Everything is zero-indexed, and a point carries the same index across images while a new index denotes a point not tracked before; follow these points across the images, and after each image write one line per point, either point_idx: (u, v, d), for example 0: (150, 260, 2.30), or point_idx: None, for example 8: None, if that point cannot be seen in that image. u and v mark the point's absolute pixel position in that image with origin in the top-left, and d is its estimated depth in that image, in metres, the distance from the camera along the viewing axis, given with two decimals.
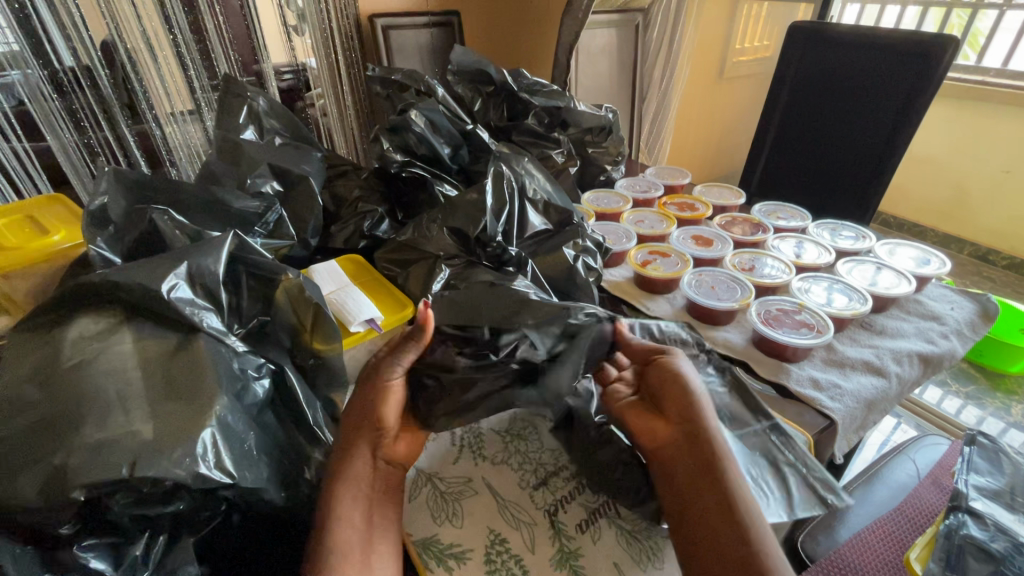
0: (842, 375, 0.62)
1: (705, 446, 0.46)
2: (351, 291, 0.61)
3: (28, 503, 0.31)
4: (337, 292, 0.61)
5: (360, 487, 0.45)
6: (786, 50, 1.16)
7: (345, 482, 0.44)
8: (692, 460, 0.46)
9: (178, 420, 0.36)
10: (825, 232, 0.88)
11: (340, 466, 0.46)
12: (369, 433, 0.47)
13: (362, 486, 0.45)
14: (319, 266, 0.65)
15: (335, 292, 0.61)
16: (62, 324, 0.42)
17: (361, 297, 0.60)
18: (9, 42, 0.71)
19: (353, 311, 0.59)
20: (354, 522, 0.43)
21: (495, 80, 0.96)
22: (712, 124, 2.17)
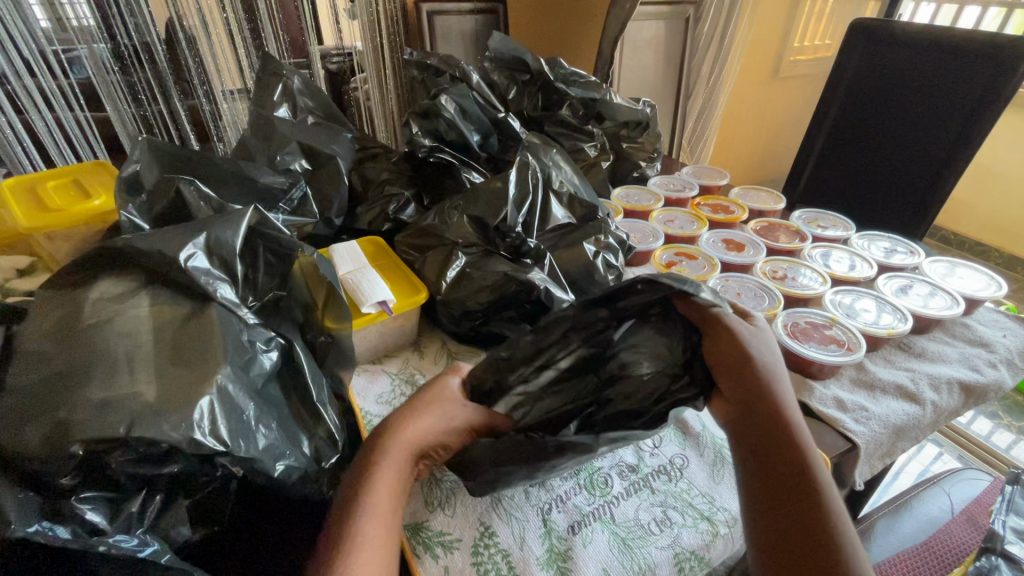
0: (870, 398, 0.58)
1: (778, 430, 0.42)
2: (367, 270, 0.61)
3: (33, 452, 0.32)
4: (353, 273, 0.61)
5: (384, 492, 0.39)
6: (843, 50, 1.09)
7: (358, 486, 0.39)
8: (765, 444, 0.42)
9: (180, 385, 0.37)
10: (869, 244, 0.83)
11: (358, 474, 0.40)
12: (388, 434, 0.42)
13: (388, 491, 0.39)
14: (338, 245, 0.65)
15: (349, 272, 0.61)
16: (86, 284, 0.44)
17: (376, 277, 0.60)
18: (84, 18, 0.75)
19: (365, 292, 0.59)
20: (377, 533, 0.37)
21: (532, 69, 0.95)
22: (762, 124, 2.08)
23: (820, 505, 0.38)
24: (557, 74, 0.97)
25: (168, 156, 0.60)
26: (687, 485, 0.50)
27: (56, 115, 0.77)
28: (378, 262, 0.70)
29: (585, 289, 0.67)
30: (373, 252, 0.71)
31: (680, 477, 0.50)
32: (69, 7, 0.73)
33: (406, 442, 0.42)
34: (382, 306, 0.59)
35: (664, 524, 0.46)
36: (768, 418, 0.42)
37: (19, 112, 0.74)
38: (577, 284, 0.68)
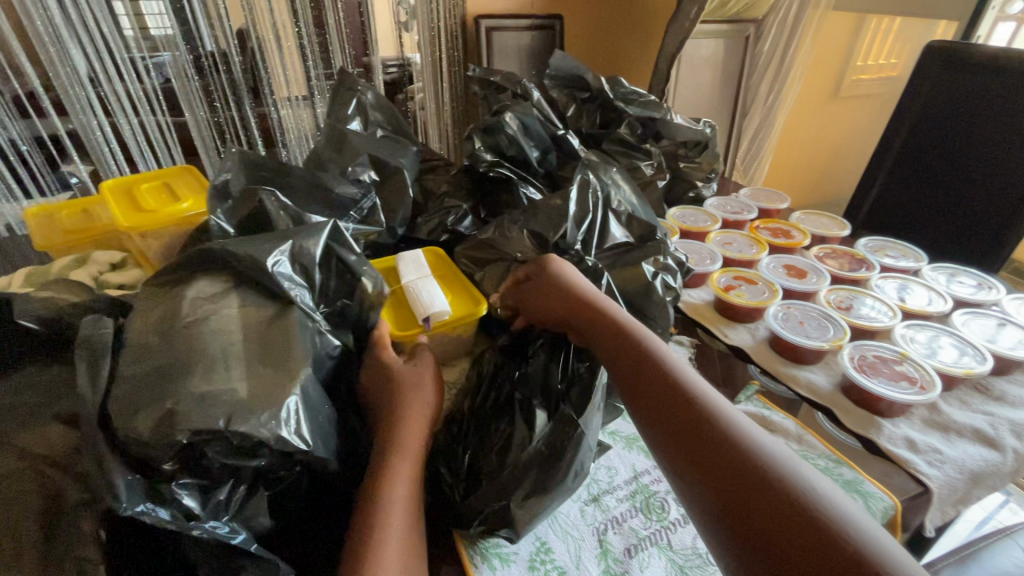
0: (944, 441, 0.56)
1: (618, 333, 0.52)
2: (429, 282, 0.62)
3: (141, 437, 0.35)
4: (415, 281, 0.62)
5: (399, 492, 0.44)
6: (917, 72, 1.04)
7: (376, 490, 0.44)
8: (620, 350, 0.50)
9: (268, 384, 0.39)
10: (942, 277, 0.79)
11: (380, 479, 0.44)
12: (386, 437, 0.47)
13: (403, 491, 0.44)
14: (410, 251, 0.68)
15: (413, 280, 0.62)
16: (184, 283, 0.47)
17: (435, 290, 0.60)
18: (166, 27, 0.80)
19: (418, 303, 0.59)
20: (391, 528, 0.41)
21: (592, 87, 0.97)
22: (821, 143, 2.01)
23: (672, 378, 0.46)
24: (617, 93, 0.98)
25: (253, 166, 0.64)
26: None
27: (140, 119, 0.84)
28: (446, 270, 0.69)
29: (641, 309, 0.67)
30: (444, 258, 0.71)
31: None
32: (153, 18, 0.79)
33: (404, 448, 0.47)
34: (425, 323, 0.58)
35: None
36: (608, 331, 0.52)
37: (109, 116, 0.82)
38: (633, 304, 0.68)
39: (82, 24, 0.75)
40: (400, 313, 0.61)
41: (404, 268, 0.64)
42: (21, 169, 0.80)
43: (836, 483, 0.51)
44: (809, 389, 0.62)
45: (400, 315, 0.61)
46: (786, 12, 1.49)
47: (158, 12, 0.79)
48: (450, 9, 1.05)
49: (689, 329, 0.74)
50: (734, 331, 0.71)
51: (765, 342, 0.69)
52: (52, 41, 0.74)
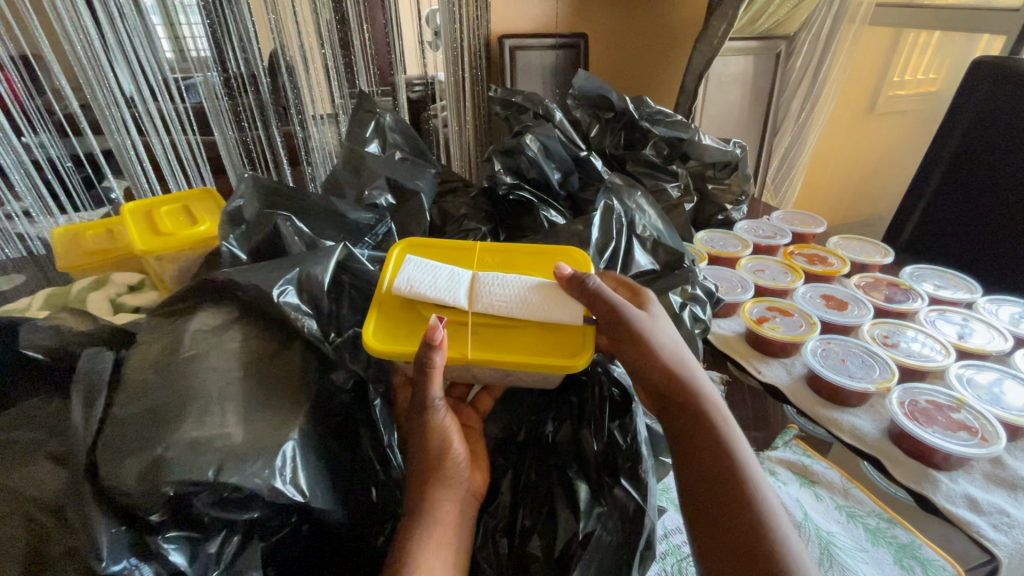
0: (1012, 500, 0.49)
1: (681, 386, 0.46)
2: (501, 275, 0.48)
3: (129, 486, 0.33)
4: (465, 282, 0.47)
5: (441, 530, 0.41)
6: (964, 89, 0.98)
7: (417, 529, 0.40)
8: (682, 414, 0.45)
9: (264, 428, 0.37)
10: (999, 311, 0.73)
11: (416, 517, 0.41)
12: (433, 467, 0.43)
13: (440, 537, 0.40)
14: (414, 261, 0.49)
15: (479, 287, 0.46)
16: (187, 316, 0.45)
17: (523, 280, 0.47)
18: (202, 49, 0.81)
19: (540, 302, 0.46)
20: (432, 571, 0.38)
21: (616, 107, 0.93)
22: (855, 161, 1.94)
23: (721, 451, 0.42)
24: (641, 112, 0.95)
25: (269, 190, 0.63)
26: None
27: (172, 138, 0.84)
28: (471, 263, 0.54)
29: None
30: (450, 255, 0.54)
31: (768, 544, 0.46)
32: (190, 40, 0.80)
33: (446, 480, 0.43)
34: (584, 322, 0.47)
35: None
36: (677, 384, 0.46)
37: (143, 134, 0.82)
38: None
39: (119, 48, 0.76)
40: (518, 335, 0.46)
41: (448, 283, 0.47)
42: (57, 185, 0.83)
43: (889, 547, 0.46)
44: (853, 436, 0.56)
45: (523, 335, 0.46)
46: (820, 28, 1.44)
47: (197, 34, 0.80)
48: (475, 29, 1.04)
49: (719, 363, 0.70)
50: (768, 366, 0.66)
51: (802, 379, 0.64)
52: (92, 65, 0.74)
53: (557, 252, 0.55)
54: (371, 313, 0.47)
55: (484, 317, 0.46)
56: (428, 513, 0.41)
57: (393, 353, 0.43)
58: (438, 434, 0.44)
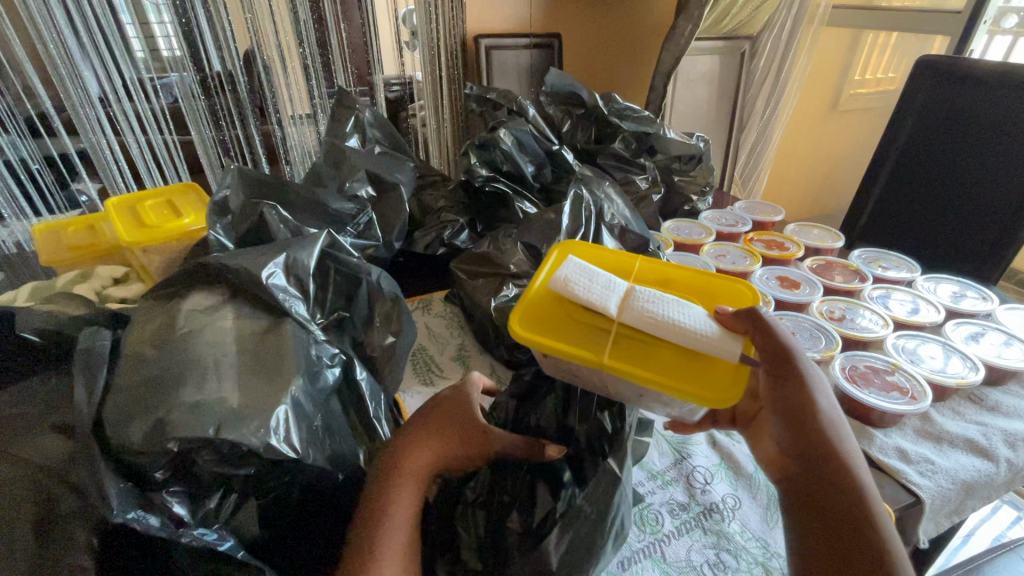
0: (937, 451, 0.56)
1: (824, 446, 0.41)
2: (660, 292, 0.44)
3: (135, 445, 0.36)
4: (626, 292, 0.45)
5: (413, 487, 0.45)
6: (908, 87, 1.05)
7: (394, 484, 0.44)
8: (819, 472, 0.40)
9: (259, 394, 0.41)
10: (935, 288, 0.79)
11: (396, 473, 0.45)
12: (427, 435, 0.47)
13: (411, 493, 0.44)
14: (573, 261, 0.47)
15: (635, 298, 0.44)
16: (179, 297, 0.48)
17: (686, 305, 0.44)
18: (173, 49, 0.82)
19: (698, 330, 0.41)
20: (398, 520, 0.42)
21: (586, 103, 0.98)
22: (818, 157, 2.03)
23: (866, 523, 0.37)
24: (611, 108, 1.00)
25: (254, 182, 0.66)
26: (741, 528, 0.49)
27: (148, 137, 0.85)
28: (631, 274, 0.52)
29: None
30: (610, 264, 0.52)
31: (732, 517, 0.50)
32: (162, 39, 0.81)
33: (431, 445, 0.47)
34: (745, 360, 0.42)
35: (716, 567, 0.46)
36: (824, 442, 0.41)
37: (118, 134, 0.83)
38: None
39: (94, 48, 0.77)
40: (661, 354, 0.42)
41: (603, 288, 0.44)
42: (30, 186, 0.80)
43: None
44: None
45: (669, 360, 0.41)
46: (781, 29, 1.52)
47: (167, 33, 0.81)
48: (450, 29, 1.07)
49: None
50: None
51: None
52: (64, 62, 0.75)
53: (729, 286, 0.51)
54: (521, 303, 0.47)
55: (631, 329, 0.43)
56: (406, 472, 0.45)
57: (532, 342, 0.43)
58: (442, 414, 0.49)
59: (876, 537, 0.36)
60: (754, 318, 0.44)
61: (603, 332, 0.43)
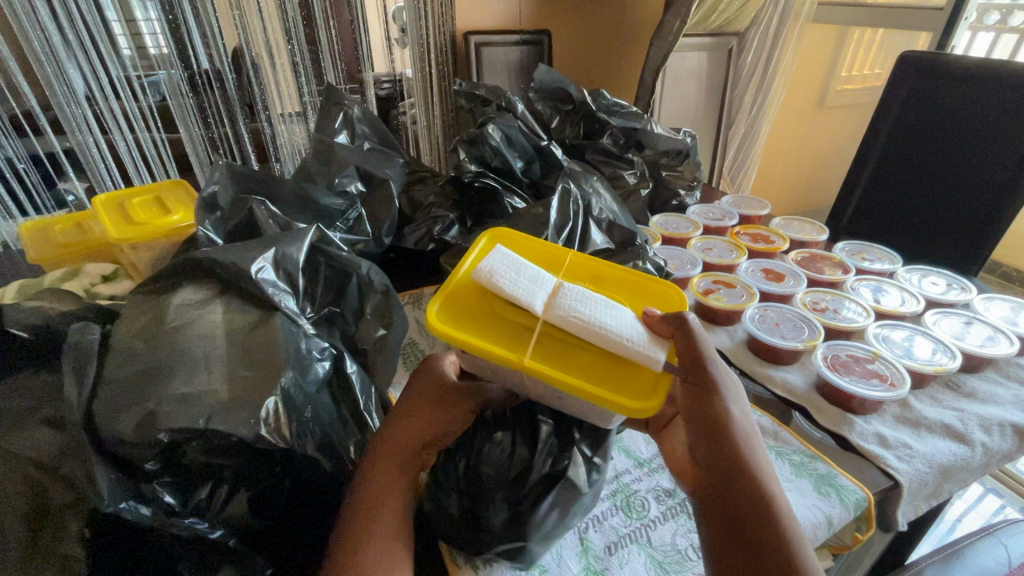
0: (915, 436, 0.57)
1: (732, 449, 0.41)
2: (586, 292, 0.46)
3: (125, 436, 0.37)
4: (552, 290, 0.46)
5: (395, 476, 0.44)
6: (892, 82, 1.07)
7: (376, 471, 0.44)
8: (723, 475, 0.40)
9: (249, 386, 0.41)
10: (916, 279, 0.81)
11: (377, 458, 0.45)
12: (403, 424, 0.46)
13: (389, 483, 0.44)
14: (501, 253, 0.48)
15: (559, 296, 0.45)
16: (169, 292, 0.49)
17: (613, 307, 0.45)
18: (161, 46, 0.81)
19: (620, 332, 0.43)
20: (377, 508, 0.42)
21: (574, 99, 0.98)
22: (805, 154, 2.05)
23: (770, 523, 0.37)
24: (599, 104, 1.01)
25: (242, 178, 0.66)
26: None
27: (136, 136, 0.85)
28: (560, 270, 0.53)
29: None
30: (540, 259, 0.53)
31: None
32: (149, 37, 0.80)
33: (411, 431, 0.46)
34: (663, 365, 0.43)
35: (700, 550, 0.47)
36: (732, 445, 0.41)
37: (105, 133, 0.83)
38: None
39: (80, 45, 0.76)
40: (581, 355, 0.44)
41: (530, 283, 0.45)
42: (18, 187, 0.80)
43: (810, 477, 0.52)
44: (785, 389, 0.63)
45: (585, 361, 0.43)
46: (768, 26, 1.53)
47: (154, 30, 0.80)
48: (439, 26, 1.08)
49: None
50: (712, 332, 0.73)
51: (744, 343, 0.71)
52: (50, 61, 0.75)
53: (656, 287, 0.52)
54: (442, 296, 0.47)
55: (553, 327, 0.44)
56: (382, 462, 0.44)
57: (456, 338, 0.43)
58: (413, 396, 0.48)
59: (776, 537, 0.36)
60: (678, 321, 0.45)
61: (528, 331, 0.44)
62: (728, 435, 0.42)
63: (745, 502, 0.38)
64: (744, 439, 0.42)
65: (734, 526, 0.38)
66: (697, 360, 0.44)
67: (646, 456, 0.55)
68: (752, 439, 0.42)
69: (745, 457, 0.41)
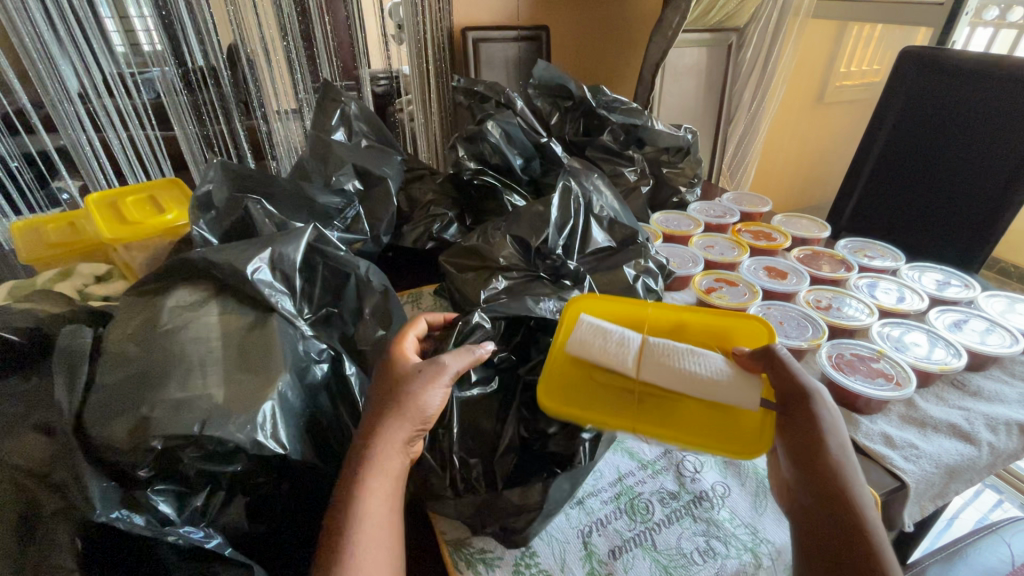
0: (920, 436, 0.57)
1: (828, 479, 0.43)
2: (673, 346, 0.51)
3: (118, 442, 0.36)
4: (643, 353, 0.51)
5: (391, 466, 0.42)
6: (893, 78, 1.06)
7: (377, 461, 0.42)
8: (820, 500, 0.43)
9: (245, 390, 0.40)
10: (919, 276, 0.80)
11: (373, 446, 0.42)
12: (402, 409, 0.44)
13: (390, 475, 0.42)
14: (589, 320, 0.53)
15: (649, 359, 0.50)
16: (163, 293, 0.47)
17: (700, 355, 0.51)
18: (155, 44, 0.80)
19: (710, 387, 0.48)
20: (380, 502, 0.41)
21: (574, 96, 0.96)
22: (805, 150, 2.04)
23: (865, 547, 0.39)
24: (599, 101, 0.98)
25: (237, 176, 0.65)
26: (730, 514, 0.49)
27: (130, 133, 0.84)
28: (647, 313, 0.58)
29: None
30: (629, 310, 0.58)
31: (721, 504, 0.50)
32: (142, 33, 0.79)
33: (408, 417, 0.44)
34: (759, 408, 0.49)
35: (706, 554, 0.46)
36: (828, 474, 0.43)
37: (98, 131, 0.81)
38: None
39: (72, 41, 0.75)
40: (683, 410, 0.50)
41: (620, 347, 0.51)
42: (10, 185, 0.78)
43: None
44: None
45: (684, 418, 0.50)
46: (767, 21, 1.52)
47: (148, 27, 0.79)
48: (437, 22, 1.06)
49: None
50: None
51: None
52: (41, 57, 0.73)
53: (738, 322, 0.57)
54: (547, 370, 0.53)
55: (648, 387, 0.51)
56: (381, 453, 0.42)
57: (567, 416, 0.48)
58: (414, 384, 0.45)
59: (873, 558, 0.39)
60: (764, 361, 0.50)
61: (630, 394, 0.51)
62: (826, 464, 0.44)
63: (839, 526, 0.41)
64: (843, 471, 0.44)
65: (830, 547, 0.40)
66: (797, 395, 0.47)
67: (650, 457, 0.55)
68: (849, 470, 0.44)
69: (843, 486, 0.43)
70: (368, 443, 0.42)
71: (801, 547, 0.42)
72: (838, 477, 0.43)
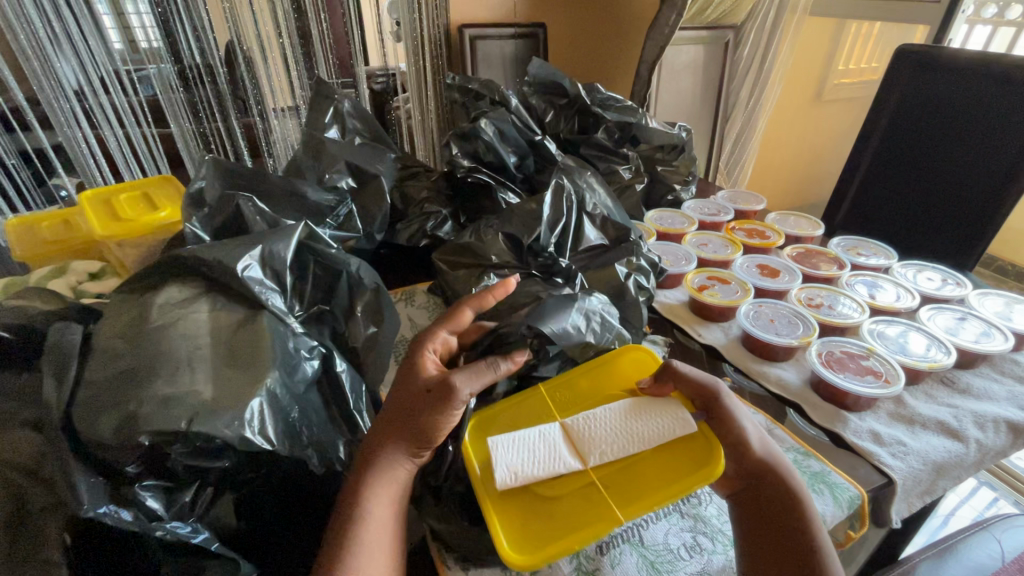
0: (909, 433, 0.57)
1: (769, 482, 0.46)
2: (595, 418, 0.48)
3: (105, 438, 0.36)
4: (581, 443, 0.47)
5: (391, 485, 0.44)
6: (888, 76, 1.06)
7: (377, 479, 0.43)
8: (766, 504, 0.45)
9: (234, 387, 0.41)
10: (911, 274, 0.81)
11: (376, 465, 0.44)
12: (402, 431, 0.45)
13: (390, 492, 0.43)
14: (501, 440, 0.47)
15: (586, 444, 0.46)
16: (153, 290, 0.47)
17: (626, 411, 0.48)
18: (151, 40, 0.80)
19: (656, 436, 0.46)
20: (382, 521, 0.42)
21: (569, 93, 0.97)
22: (802, 147, 2.04)
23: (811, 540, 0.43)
24: (594, 98, 0.99)
25: (230, 174, 0.65)
26: (717, 511, 0.50)
27: (125, 131, 0.83)
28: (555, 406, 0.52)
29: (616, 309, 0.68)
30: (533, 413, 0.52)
31: (709, 501, 0.51)
32: (139, 30, 0.79)
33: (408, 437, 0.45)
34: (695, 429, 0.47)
35: (693, 549, 0.46)
36: (763, 473, 0.46)
37: (94, 128, 0.81)
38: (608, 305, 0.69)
39: (66, 38, 0.75)
40: (647, 474, 0.45)
41: (552, 452, 0.46)
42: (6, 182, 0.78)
43: (804, 475, 0.52)
44: (779, 386, 0.63)
45: (657, 481, 0.45)
46: (765, 19, 1.52)
47: (146, 24, 0.79)
48: (433, 19, 1.06)
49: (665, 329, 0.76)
50: (707, 328, 0.72)
51: (737, 340, 0.70)
52: (36, 54, 0.73)
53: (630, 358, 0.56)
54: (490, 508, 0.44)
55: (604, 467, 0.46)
56: (381, 473, 0.44)
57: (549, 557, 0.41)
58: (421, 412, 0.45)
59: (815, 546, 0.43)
60: (672, 379, 0.50)
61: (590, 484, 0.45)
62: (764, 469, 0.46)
63: (788, 524, 0.44)
64: (774, 466, 0.46)
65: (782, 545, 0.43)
66: (712, 403, 0.48)
67: None
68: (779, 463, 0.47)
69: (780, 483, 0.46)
70: (367, 465, 0.44)
71: (752, 539, 0.45)
72: (773, 473, 0.46)
